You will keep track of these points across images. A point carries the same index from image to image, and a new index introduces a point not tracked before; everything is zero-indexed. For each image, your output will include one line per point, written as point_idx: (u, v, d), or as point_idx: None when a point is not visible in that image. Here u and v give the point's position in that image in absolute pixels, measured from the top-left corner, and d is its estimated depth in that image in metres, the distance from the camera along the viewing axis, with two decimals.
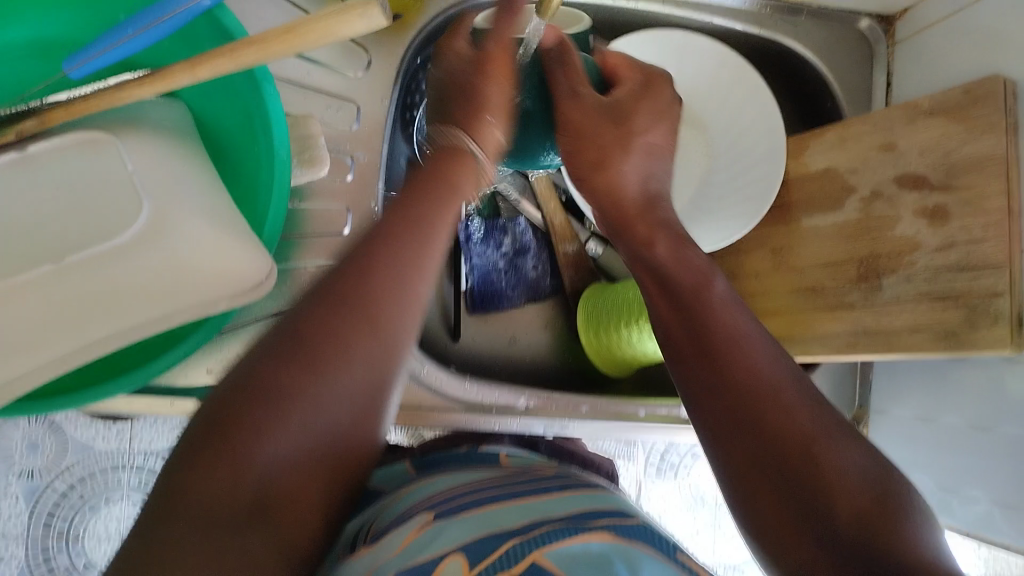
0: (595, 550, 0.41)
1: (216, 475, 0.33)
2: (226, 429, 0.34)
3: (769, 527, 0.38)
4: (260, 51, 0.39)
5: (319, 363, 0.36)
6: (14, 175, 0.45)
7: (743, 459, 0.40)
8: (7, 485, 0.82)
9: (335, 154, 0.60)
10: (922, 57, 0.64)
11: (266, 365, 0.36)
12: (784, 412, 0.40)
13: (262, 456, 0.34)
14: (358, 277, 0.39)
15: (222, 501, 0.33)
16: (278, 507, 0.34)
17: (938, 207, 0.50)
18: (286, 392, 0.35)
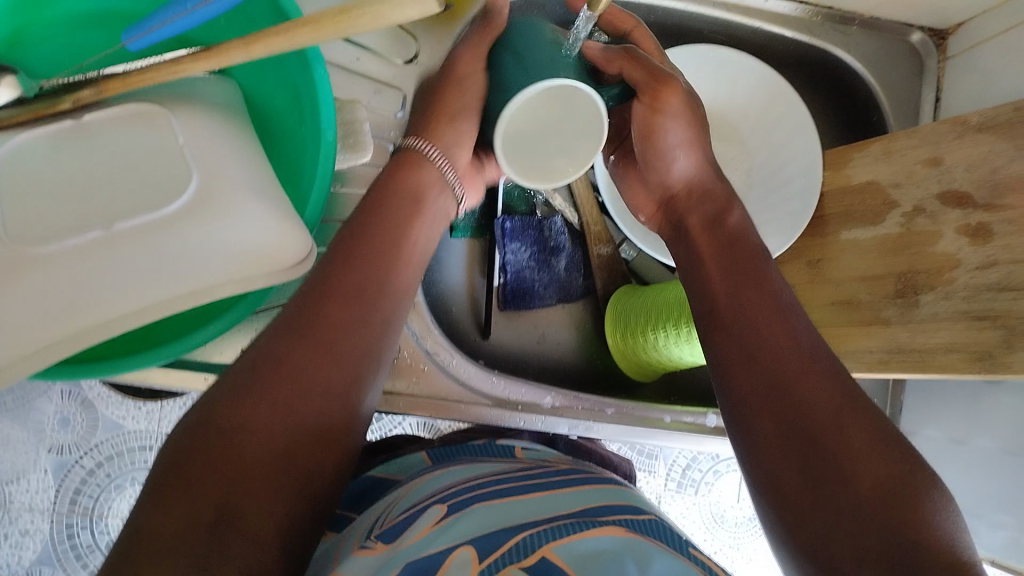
0: (606, 546, 0.40)
1: (182, 493, 0.36)
2: (199, 452, 0.37)
3: (785, 499, 0.38)
4: (314, 32, 0.39)
5: (290, 378, 0.41)
6: (70, 142, 0.47)
7: (764, 424, 0.40)
8: (37, 458, 0.84)
9: (377, 142, 0.61)
10: (976, 71, 0.63)
11: (247, 378, 0.40)
12: (796, 357, 0.41)
13: (230, 459, 0.37)
14: (350, 285, 0.46)
15: (187, 517, 0.35)
16: (244, 497, 0.37)
17: (981, 225, 0.49)
18: (269, 402, 0.40)
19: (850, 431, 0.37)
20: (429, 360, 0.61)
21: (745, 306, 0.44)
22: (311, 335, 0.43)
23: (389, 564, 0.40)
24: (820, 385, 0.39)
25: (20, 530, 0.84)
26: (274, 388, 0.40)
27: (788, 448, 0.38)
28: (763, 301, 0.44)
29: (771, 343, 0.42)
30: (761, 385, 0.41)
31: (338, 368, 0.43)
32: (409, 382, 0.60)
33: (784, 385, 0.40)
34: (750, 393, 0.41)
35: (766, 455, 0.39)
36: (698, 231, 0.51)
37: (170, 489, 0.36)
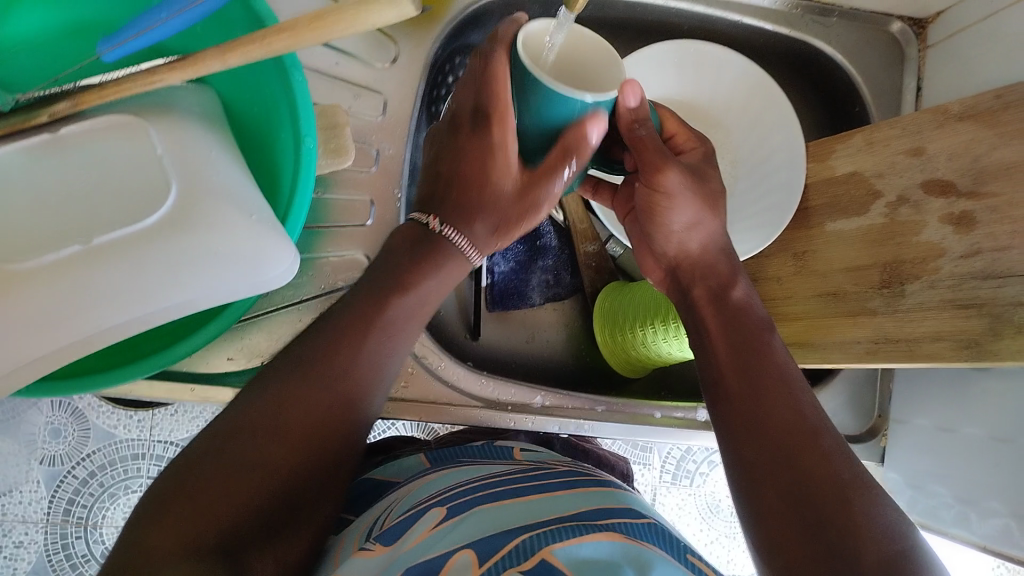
0: (604, 553, 0.40)
1: (181, 519, 0.38)
2: (203, 476, 0.40)
3: (780, 560, 0.38)
4: (290, 39, 0.39)
5: (288, 408, 0.43)
6: (45, 155, 0.46)
7: (767, 491, 0.40)
8: (29, 470, 0.83)
9: (359, 146, 0.61)
10: (956, 59, 0.63)
11: (255, 411, 0.42)
12: (801, 431, 0.41)
13: (231, 490, 0.40)
14: (351, 319, 0.47)
15: (186, 539, 0.38)
16: (243, 533, 0.40)
17: (965, 213, 0.49)
18: (270, 436, 0.42)
19: (854, 505, 0.37)
20: (417, 363, 0.61)
21: (756, 374, 0.45)
22: (316, 377, 0.44)
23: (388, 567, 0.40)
24: (826, 459, 0.40)
25: (14, 543, 0.83)
26: (275, 423, 0.42)
27: (788, 512, 0.38)
28: (770, 375, 0.44)
29: (782, 414, 0.42)
30: (766, 454, 0.41)
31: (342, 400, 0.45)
32: (399, 386, 0.60)
33: (795, 454, 0.40)
34: (756, 458, 0.41)
35: (767, 521, 0.39)
36: (703, 300, 0.51)
37: (174, 509, 0.39)
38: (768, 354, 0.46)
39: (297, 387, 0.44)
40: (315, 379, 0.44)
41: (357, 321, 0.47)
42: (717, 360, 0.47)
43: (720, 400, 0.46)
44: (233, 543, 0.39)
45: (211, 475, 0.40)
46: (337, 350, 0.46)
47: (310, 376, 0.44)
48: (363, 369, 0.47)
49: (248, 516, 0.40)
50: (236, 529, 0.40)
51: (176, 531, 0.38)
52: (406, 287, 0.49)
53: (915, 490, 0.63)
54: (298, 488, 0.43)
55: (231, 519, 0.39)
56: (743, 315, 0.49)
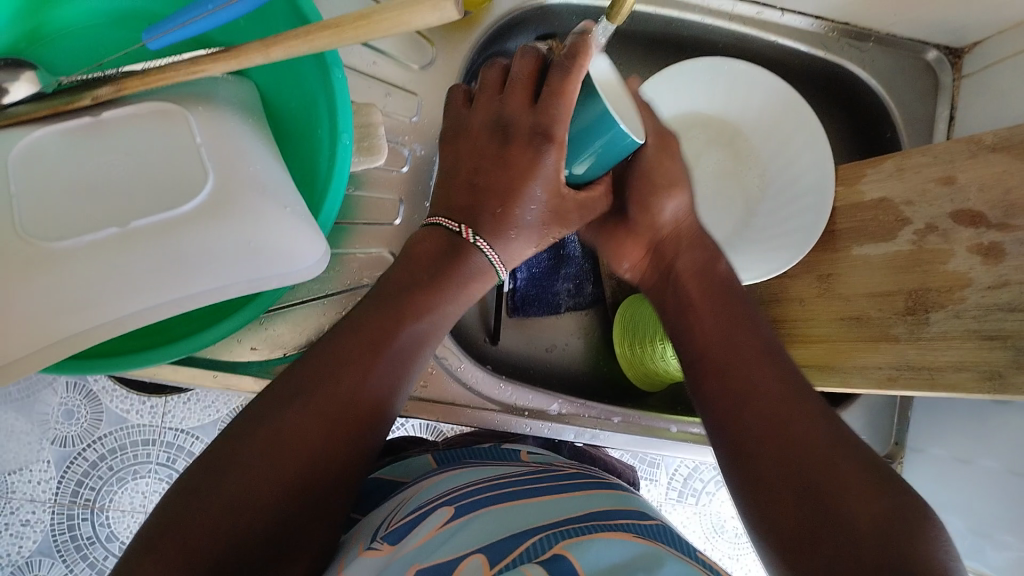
0: (624, 551, 0.40)
1: (242, 467, 0.41)
2: (260, 430, 0.42)
3: (776, 510, 0.40)
4: (332, 36, 0.40)
5: (344, 368, 0.45)
6: (87, 139, 0.48)
7: (755, 450, 0.43)
8: (41, 449, 0.84)
9: (392, 145, 0.61)
10: (990, 90, 0.63)
11: (310, 371, 0.45)
12: (774, 389, 0.45)
13: (290, 449, 0.42)
14: (400, 290, 0.49)
15: (247, 493, 0.40)
16: (291, 506, 0.42)
17: (993, 245, 0.49)
18: (325, 397, 0.44)
19: (840, 464, 0.40)
20: (436, 363, 0.61)
21: (749, 370, 0.47)
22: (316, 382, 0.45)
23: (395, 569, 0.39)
24: (814, 428, 0.42)
25: (21, 521, 0.84)
26: (312, 410, 0.43)
27: (778, 474, 0.41)
28: (750, 355, 0.48)
29: (785, 411, 0.44)
30: (754, 415, 0.44)
31: (361, 391, 0.45)
32: (416, 385, 0.60)
33: (797, 429, 0.43)
34: (763, 449, 0.43)
35: (756, 471, 0.42)
36: (692, 287, 0.54)
37: (235, 463, 0.41)
38: (743, 328, 0.50)
39: (356, 349, 0.46)
40: (321, 388, 0.44)
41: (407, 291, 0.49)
42: (703, 340, 0.50)
43: (718, 392, 0.47)
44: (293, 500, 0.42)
45: (271, 432, 0.42)
46: (389, 316, 0.48)
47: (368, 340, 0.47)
48: (410, 340, 0.49)
49: (308, 475, 0.43)
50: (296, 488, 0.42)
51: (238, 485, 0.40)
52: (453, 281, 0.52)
53: None
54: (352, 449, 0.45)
55: (291, 480, 0.42)
56: (729, 299, 0.52)
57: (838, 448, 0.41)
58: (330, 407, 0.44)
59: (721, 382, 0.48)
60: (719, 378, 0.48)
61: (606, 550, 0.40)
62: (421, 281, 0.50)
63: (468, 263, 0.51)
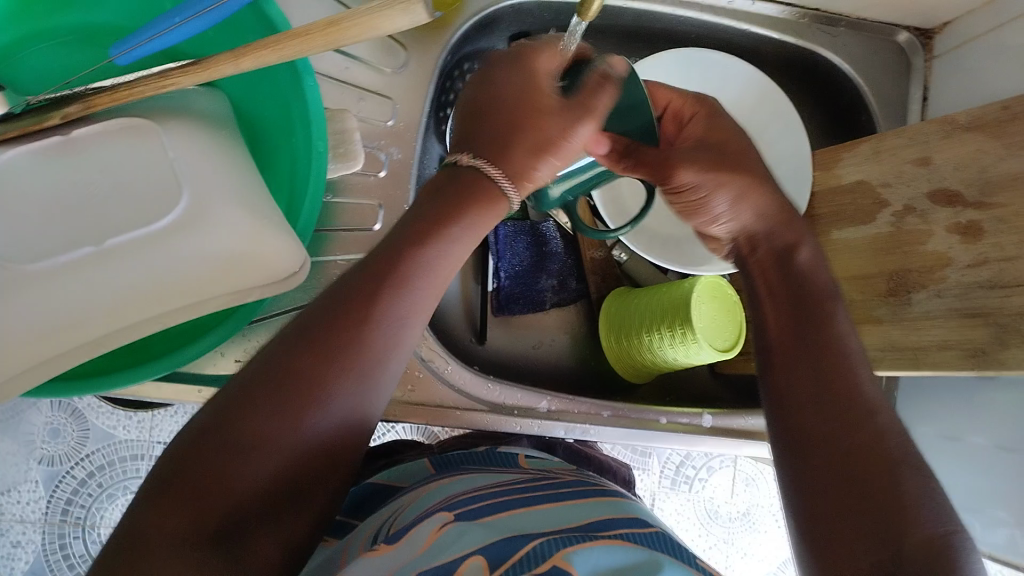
0: (618, 561, 0.40)
1: (185, 502, 0.37)
2: (203, 458, 0.37)
3: (820, 523, 0.39)
4: (303, 44, 0.39)
5: (299, 382, 0.40)
6: (56, 158, 0.46)
7: (814, 454, 0.42)
8: (28, 470, 0.83)
9: (369, 150, 0.61)
10: (961, 69, 0.64)
11: (261, 383, 0.39)
12: (841, 386, 0.44)
13: (236, 479, 0.38)
14: (363, 291, 0.43)
15: (188, 530, 0.36)
16: (239, 534, 0.38)
17: (972, 224, 0.49)
18: (279, 414, 0.39)
19: (902, 481, 0.39)
20: (423, 367, 0.61)
21: (821, 359, 0.46)
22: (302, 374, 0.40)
23: (396, 568, 0.39)
24: (882, 438, 0.41)
25: (11, 542, 0.84)
26: (259, 432, 0.38)
27: (834, 482, 0.40)
28: (825, 348, 0.46)
29: (845, 402, 0.43)
30: (818, 417, 0.43)
31: (321, 403, 0.40)
32: (404, 390, 0.60)
33: (872, 437, 0.41)
34: (815, 440, 0.43)
35: (810, 474, 0.41)
36: (760, 274, 0.53)
37: (176, 495, 0.37)
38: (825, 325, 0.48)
39: (310, 359, 0.40)
40: (274, 400, 0.39)
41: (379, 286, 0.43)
42: (776, 332, 0.49)
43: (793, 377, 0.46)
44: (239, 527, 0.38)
45: (217, 459, 0.37)
46: (352, 316, 0.42)
47: (320, 347, 0.41)
48: (383, 343, 0.43)
49: (256, 502, 0.39)
50: (244, 514, 0.38)
51: (180, 524, 0.36)
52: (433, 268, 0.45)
53: None
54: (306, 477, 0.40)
55: (238, 508, 0.38)
56: (809, 281, 0.50)
57: (885, 437, 0.41)
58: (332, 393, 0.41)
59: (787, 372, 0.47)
60: (790, 367, 0.47)
61: (602, 560, 0.39)
62: (395, 274, 0.43)
63: (490, 194, 0.46)
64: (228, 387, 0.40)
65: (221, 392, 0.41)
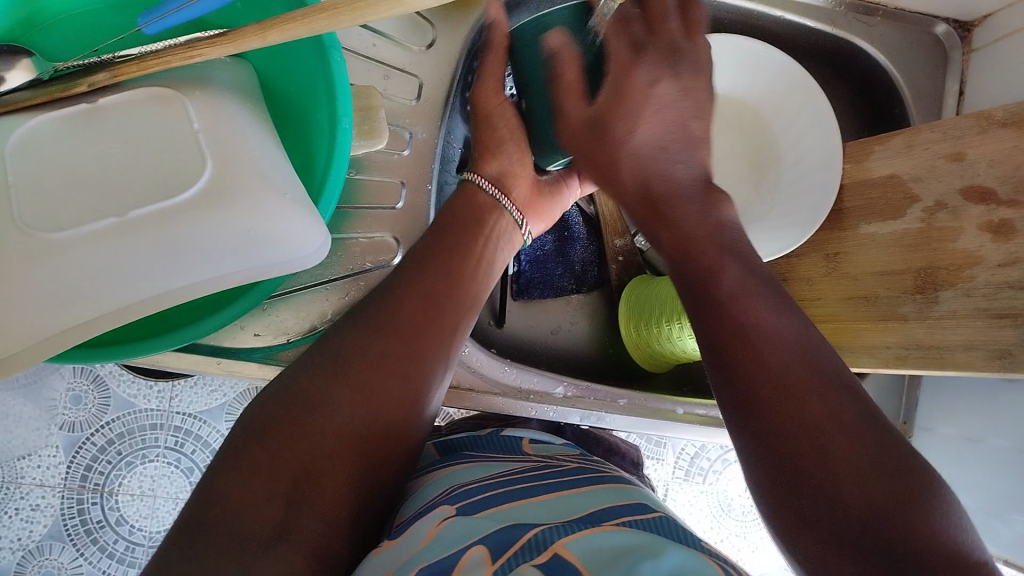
0: (623, 544, 0.40)
1: (269, 449, 0.41)
2: (290, 412, 0.43)
3: (789, 517, 0.36)
4: (330, 18, 0.39)
5: (373, 366, 0.45)
6: (83, 126, 0.47)
7: (751, 433, 0.38)
8: (49, 435, 0.85)
9: (392, 128, 0.61)
10: (1000, 64, 0.62)
11: (337, 367, 0.45)
12: (767, 347, 0.39)
13: (315, 442, 0.42)
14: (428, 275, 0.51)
15: (270, 475, 0.41)
16: (306, 502, 0.41)
17: (1004, 222, 0.48)
18: (356, 396, 0.44)
19: (836, 440, 0.35)
20: None
21: (732, 325, 0.41)
22: (359, 352, 0.46)
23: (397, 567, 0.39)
24: (812, 398, 0.37)
25: (30, 506, 0.84)
26: (339, 399, 0.44)
27: (778, 462, 0.36)
28: (735, 312, 0.41)
29: (778, 372, 0.38)
30: (745, 389, 0.39)
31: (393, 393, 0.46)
32: None
33: (797, 397, 0.37)
34: (759, 431, 0.38)
35: (755, 460, 0.37)
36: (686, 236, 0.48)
37: (269, 443, 0.41)
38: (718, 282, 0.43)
39: (389, 346, 0.47)
40: (352, 375, 0.45)
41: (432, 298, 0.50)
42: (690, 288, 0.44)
43: (721, 364, 0.41)
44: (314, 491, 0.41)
45: (305, 411, 0.43)
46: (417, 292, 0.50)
47: (392, 339, 0.47)
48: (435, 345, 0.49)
49: (329, 474, 0.42)
50: (317, 483, 0.42)
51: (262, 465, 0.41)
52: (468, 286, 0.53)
53: None
54: (375, 458, 0.44)
55: (312, 473, 0.42)
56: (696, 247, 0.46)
57: (824, 405, 0.36)
58: (368, 377, 0.45)
59: (719, 355, 0.41)
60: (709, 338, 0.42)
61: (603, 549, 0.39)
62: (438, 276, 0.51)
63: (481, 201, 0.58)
64: (300, 363, 0.46)
65: (290, 371, 0.46)
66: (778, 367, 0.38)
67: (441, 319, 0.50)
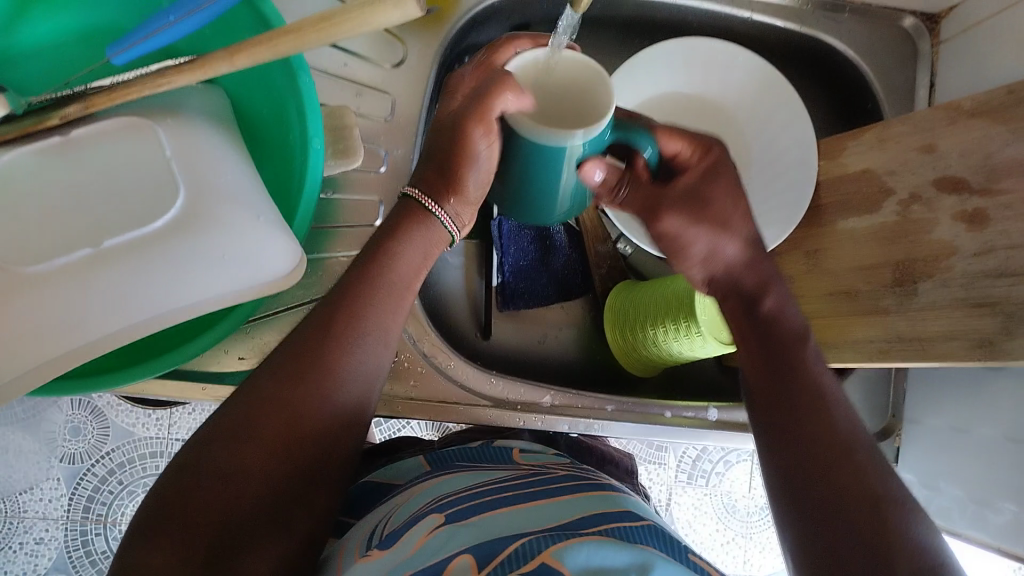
0: (615, 560, 0.38)
1: (180, 530, 0.38)
2: (187, 492, 0.39)
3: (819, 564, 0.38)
4: (297, 40, 0.39)
5: (274, 414, 0.41)
6: (56, 159, 0.47)
7: (805, 491, 0.40)
8: (50, 468, 0.84)
9: (368, 146, 0.61)
10: (968, 53, 0.62)
11: (243, 418, 0.41)
12: (841, 424, 0.42)
13: (217, 509, 0.39)
14: (340, 310, 0.45)
15: (177, 563, 0.37)
16: (226, 571, 0.38)
17: (978, 211, 0.48)
18: (256, 448, 0.40)
19: (888, 518, 0.38)
20: (426, 361, 0.61)
21: (802, 393, 0.44)
22: (277, 404, 0.41)
23: (390, 568, 0.40)
24: (865, 478, 0.40)
25: (34, 539, 0.84)
26: (237, 460, 0.40)
27: (826, 521, 0.39)
28: (805, 374, 0.45)
29: (783, 416, 0.44)
30: (808, 451, 0.42)
31: (293, 430, 0.41)
32: (407, 385, 0.60)
33: (855, 469, 0.40)
34: (818, 486, 0.40)
35: (797, 509, 0.40)
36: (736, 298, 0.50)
37: (164, 537, 0.37)
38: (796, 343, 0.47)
39: (289, 387, 0.42)
40: (257, 425, 0.41)
41: (337, 319, 0.45)
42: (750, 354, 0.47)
43: (768, 413, 0.44)
44: (226, 553, 0.38)
45: (203, 488, 0.39)
46: (330, 327, 0.44)
47: (292, 378, 0.42)
48: (349, 370, 0.44)
49: (242, 533, 0.39)
50: (226, 544, 0.38)
51: (167, 562, 0.37)
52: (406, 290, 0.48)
53: (927, 491, 0.62)
54: (290, 500, 0.42)
55: (219, 541, 0.38)
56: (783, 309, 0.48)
57: (879, 484, 0.40)
58: (282, 429, 0.41)
59: (784, 409, 0.44)
60: (770, 395, 0.45)
61: (597, 556, 0.38)
62: (365, 286, 0.46)
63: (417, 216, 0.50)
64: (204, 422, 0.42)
65: (188, 442, 0.41)
66: (847, 433, 0.42)
67: (359, 343, 0.45)
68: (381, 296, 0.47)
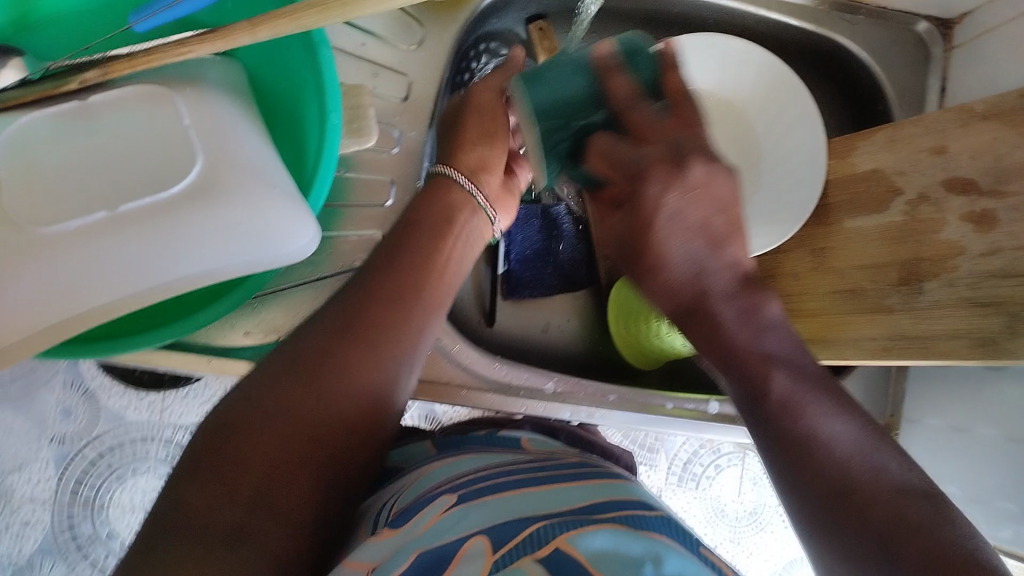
0: (625, 549, 0.38)
1: (218, 475, 0.38)
2: (227, 438, 0.39)
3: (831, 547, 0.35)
4: (319, 14, 0.39)
5: (323, 364, 0.42)
6: (74, 124, 0.47)
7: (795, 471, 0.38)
8: (39, 449, 0.84)
9: (381, 127, 0.61)
10: (981, 59, 0.63)
11: (288, 370, 0.42)
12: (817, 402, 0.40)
13: (258, 457, 0.39)
14: (379, 275, 0.47)
15: (212, 505, 0.38)
16: (261, 517, 0.38)
17: (986, 212, 0.49)
18: (300, 402, 0.41)
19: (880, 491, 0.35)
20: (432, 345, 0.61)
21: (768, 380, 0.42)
22: (320, 356, 0.42)
23: (394, 551, 0.39)
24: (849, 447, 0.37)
25: (21, 521, 0.84)
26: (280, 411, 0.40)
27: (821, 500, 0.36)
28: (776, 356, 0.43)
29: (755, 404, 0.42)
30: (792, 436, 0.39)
31: (342, 378, 0.42)
32: None
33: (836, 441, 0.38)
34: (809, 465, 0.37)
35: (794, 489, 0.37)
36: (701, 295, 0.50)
37: (203, 480, 0.38)
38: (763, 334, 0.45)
39: (340, 343, 0.43)
40: (306, 375, 0.41)
41: (381, 285, 0.46)
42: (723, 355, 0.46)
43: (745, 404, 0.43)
44: (266, 502, 0.39)
45: (243, 435, 0.39)
46: (378, 287, 0.46)
47: (345, 334, 0.43)
48: (394, 327, 0.45)
49: (282, 483, 0.39)
50: (269, 492, 0.39)
51: (201, 501, 0.38)
52: (439, 265, 0.49)
53: None
54: (336, 458, 0.41)
55: (259, 488, 0.39)
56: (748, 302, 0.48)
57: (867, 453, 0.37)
58: (329, 383, 0.42)
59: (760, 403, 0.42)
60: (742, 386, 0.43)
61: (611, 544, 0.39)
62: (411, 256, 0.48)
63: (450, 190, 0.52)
64: (257, 370, 0.43)
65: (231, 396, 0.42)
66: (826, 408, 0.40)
67: (401, 304, 0.46)
68: (416, 266, 0.47)
